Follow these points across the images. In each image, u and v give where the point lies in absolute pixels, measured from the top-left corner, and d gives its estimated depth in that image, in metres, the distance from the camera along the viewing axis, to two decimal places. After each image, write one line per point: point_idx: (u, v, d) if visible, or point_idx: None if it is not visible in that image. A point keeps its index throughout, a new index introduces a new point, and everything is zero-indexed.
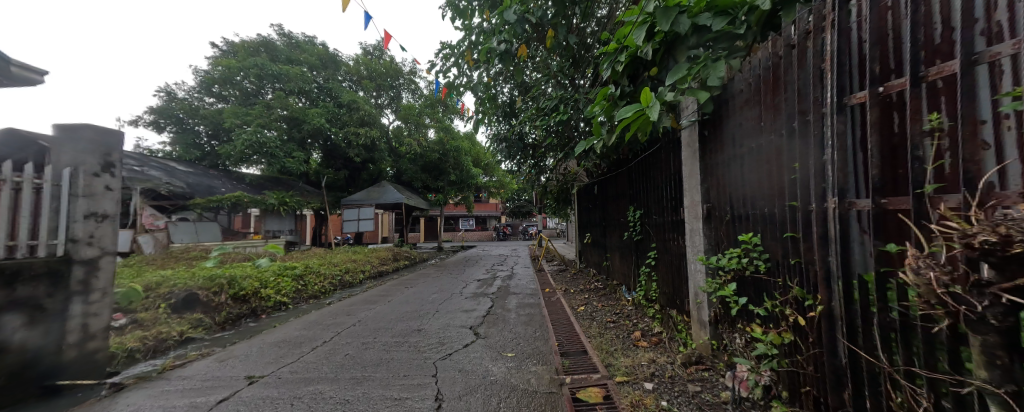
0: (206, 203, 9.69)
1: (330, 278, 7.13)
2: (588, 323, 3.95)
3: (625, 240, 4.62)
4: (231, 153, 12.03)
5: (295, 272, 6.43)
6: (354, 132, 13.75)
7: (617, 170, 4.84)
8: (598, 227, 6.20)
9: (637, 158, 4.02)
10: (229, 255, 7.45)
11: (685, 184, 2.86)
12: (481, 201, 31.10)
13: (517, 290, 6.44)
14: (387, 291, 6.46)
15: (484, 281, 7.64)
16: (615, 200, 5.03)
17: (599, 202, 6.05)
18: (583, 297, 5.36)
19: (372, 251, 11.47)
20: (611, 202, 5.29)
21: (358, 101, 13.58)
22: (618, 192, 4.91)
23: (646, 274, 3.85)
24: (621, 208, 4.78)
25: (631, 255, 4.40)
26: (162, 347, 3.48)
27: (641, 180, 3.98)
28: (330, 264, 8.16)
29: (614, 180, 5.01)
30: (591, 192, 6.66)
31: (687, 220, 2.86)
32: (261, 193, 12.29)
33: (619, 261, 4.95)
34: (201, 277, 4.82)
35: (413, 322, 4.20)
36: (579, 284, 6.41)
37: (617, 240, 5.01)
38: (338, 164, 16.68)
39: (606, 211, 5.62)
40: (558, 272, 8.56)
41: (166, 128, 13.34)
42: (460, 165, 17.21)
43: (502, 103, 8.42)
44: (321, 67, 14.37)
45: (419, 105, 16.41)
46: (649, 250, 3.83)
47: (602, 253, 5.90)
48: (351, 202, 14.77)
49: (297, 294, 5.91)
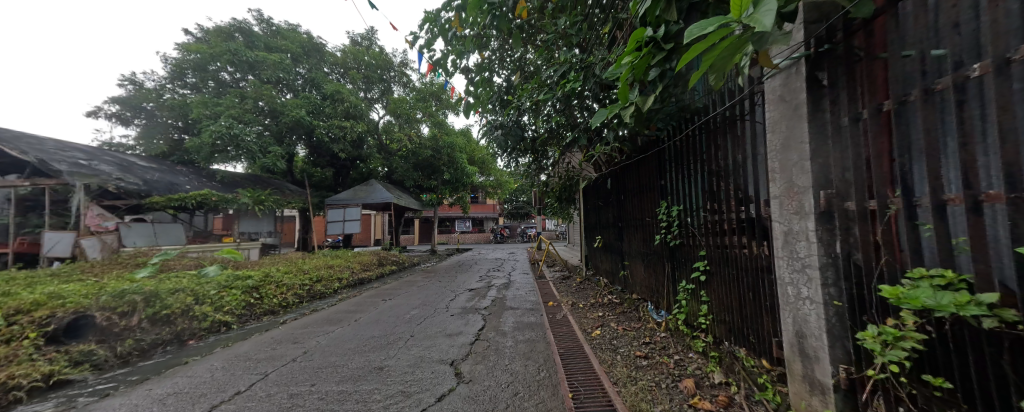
0: (166, 203, 8.68)
1: (295, 289, 6.07)
2: (611, 359, 2.94)
3: (652, 245, 3.65)
4: (200, 147, 10.92)
5: (248, 283, 5.38)
6: (339, 126, 12.69)
7: (645, 157, 3.89)
8: (612, 229, 5.24)
9: (682, 136, 3.06)
10: (177, 263, 6.36)
11: (772, 163, 1.86)
12: (478, 202, 30.01)
13: (514, 304, 5.41)
14: (361, 305, 5.42)
15: (477, 292, 6.63)
16: (640, 194, 4.07)
17: (614, 198, 5.12)
18: (596, 316, 4.35)
19: (355, 255, 10.42)
20: (632, 197, 4.30)
21: (343, 92, 12.53)
22: (644, 184, 3.95)
23: (689, 293, 2.86)
24: (648, 204, 3.81)
25: (661, 264, 3.43)
26: (6, 400, 2.44)
27: (686, 166, 3.01)
28: (299, 272, 7.09)
29: (639, 170, 4.06)
30: (603, 187, 5.70)
31: (775, 220, 1.85)
32: (234, 191, 11.23)
33: (643, 271, 3.98)
34: (107, 293, 3.75)
35: (375, 354, 3.16)
36: (588, 296, 5.43)
37: (640, 244, 4.05)
38: (324, 162, 15.59)
39: (623, 209, 4.67)
40: (562, 280, 7.55)
41: (132, 121, 12.22)
42: (454, 163, 16.17)
43: (498, 88, 7.39)
44: (304, 56, 13.28)
45: (411, 99, 15.38)
46: (693, 260, 2.84)
47: (618, 258, 4.95)
48: (336, 202, 13.68)
49: (246, 310, 4.87)
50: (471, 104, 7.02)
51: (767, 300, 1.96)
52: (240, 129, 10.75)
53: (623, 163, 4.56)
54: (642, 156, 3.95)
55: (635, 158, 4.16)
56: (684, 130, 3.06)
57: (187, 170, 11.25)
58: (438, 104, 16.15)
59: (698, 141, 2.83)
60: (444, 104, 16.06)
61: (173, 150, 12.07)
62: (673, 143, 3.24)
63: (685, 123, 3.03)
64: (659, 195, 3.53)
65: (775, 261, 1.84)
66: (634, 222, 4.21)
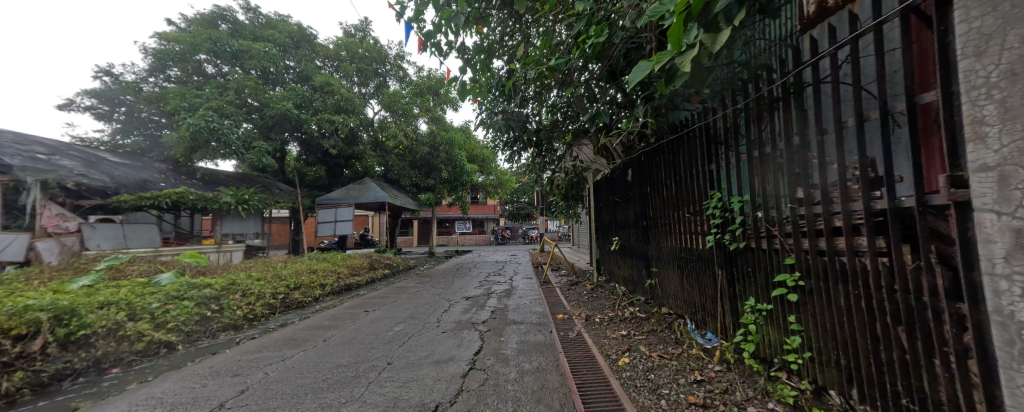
0: (136, 202, 8.13)
1: (265, 298, 5.30)
2: (652, 405, 2.13)
3: (695, 249, 2.86)
4: (178, 142, 10.13)
5: (206, 292, 4.59)
6: (329, 120, 11.90)
7: (683, 137, 3.09)
8: (634, 229, 4.45)
9: (745, 103, 2.27)
10: (132, 269, 5.59)
11: (978, 109, 1.05)
12: (478, 203, 29.19)
13: (517, 317, 4.61)
14: (338, 317, 4.63)
15: (475, 300, 5.85)
16: (674, 185, 3.28)
17: (637, 193, 4.32)
18: (619, 335, 3.54)
19: (344, 258, 9.65)
20: (664, 189, 3.51)
21: (334, 84, 11.74)
22: (680, 171, 3.15)
23: (764, 317, 2.06)
24: (688, 198, 3.02)
25: (710, 274, 2.65)
26: None
27: (753, 142, 2.21)
28: (274, 278, 6.30)
29: (675, 155, 3.25)
30: (623, 180, 4.90)
31: (983, 209, 1.04)
32: (215, 190, 10.49)
33: (679, 280, 3.19)
34: (4, 310, 2.98)
35: (334, 393, 2.39)
36: (605, 308, 4.64)
37: (675, 248, 3.26)
38: (315, 160, 14.81)
39: (649, 205, 3.88)
40: (570, 287, 6.77)
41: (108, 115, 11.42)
42: (452, 161, 15.40)
43: (497, 76, 6.66)
44: (292, 46, 12.50)
45: (407, 93, 14.65)
46: (770, 271, 2.03)
47: (642, 264, 4.16)
48: (327, 201, 12.86)
49: (199, 326, 4.08)
50: (467, 93, 6.24)
51: (953, 343, 1.16)
52: (221, 123, 9.97)
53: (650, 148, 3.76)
54: (679, 136, 3.16)
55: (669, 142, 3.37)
56: (747, 95, 2.27)
57: (165, 167, 10.47)
58: (436, 99, 15.43)
59: (777, 107, 2.03)
60: (442, 99, 15.36)
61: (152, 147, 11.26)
62: (729, 114, 2.44)
63: (751, 86, 2.24)
64: (708, 183, 2.72)
65: (985, 281, 1.05)
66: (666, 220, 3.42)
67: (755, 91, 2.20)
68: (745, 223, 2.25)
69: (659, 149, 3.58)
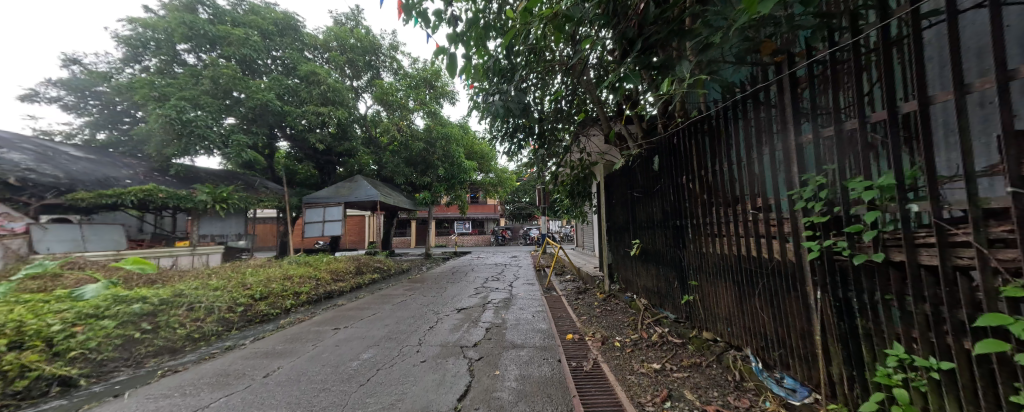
0: (94, 199, 7.35)
1: (218, 313, 4.46)
2: None
3: (766, 258, 2.05)
4: (149, 135, 9.31)
5: (137, 308, 3.77)
6: (315, 112, 11.05)
7: (738, 108, 2.27)
8: (661, 231, 3.64)
9: (874, 34, 1.40)
10: (65, 278, 4.78)
11: None
12: (478, 203, 28.35)
13: (517, 338, 3.78)
14: (299, 337, 3.81)
15: (468, 312, 5.03)
16: (724, 172, 2.47)
17: (665, 186, 3.51)
18: (650, 368, 2.71)
19: (329, 262, 8.85)
20: (710, 179, 2.68)
21: (320, 73, 10.89)
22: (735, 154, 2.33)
23: (931, 383, 1.21)
24: (749, 189, 2.20)
25: (796, 297, 1.82)
26: None
27: (891, 94, 1.36)
28: (237, 286, 5.48)
29: (725, 133, 2.43)
30: (644, 171, 4.08)
31: None
32: (190, 188, 9.69)
33: (734, 299, 2.38)
34: None
35: None
36: (624, 327, 3.84)
37: (728, 257, 2.45)
38: (304, 156, 14.03)
39: (686, 200, 3.07)
40: (578, 296, 5.97)
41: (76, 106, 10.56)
42: (449, 157, 14.56)
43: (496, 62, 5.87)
44: (277, 34, 11.66)
45: (400, 86, 13.81)
46: (946, 305, 1.18)
47: (672, 274, 3.36)
48: (315, 200, 12.06)
49: (117, 353, 3.27)
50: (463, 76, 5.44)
51: None
52: (195, 113, 9.13)
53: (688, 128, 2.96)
54: (733, 107, 2.33)
55: (714, 118, 2.56)
56: (879, 18, 1.39)
57: (136, 163, 9.65)
58: (432, 92, 14.65)
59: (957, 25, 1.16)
60: (438, 92, 14.58)
61: (123, 142, 10.41)
62: (827, 61, 1.61)
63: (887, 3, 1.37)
64: (790, 167, 1.87)
65: None
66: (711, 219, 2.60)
67: (898, 8, 1.33)
68: (885, 221, 1.38)
69: (700, 128, 2.77)
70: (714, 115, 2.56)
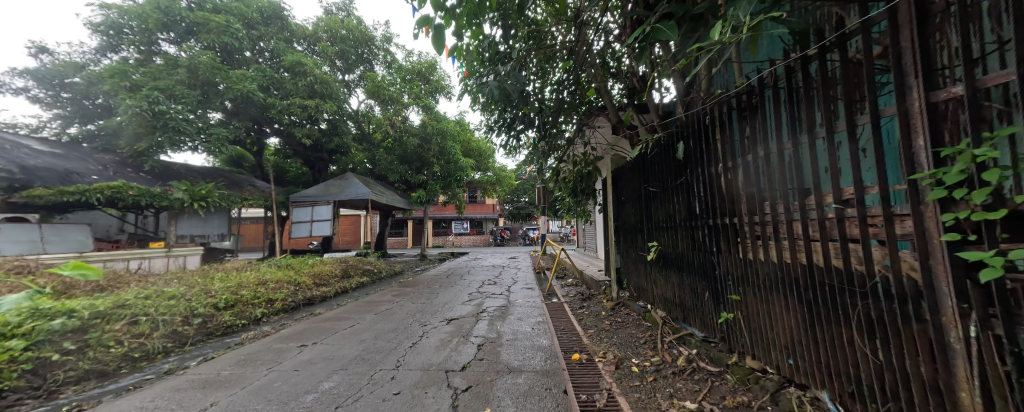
0: (52, 196, 6.74)
1: (166, 327, 3.84)
2: None
3: (856, 272, 1.48)
4: (120, 130, 8.67)
5: (57, 325, 3.14)
6: (301, 105, 10.42)
7: (804, 69, 1.70)
8: (684, 232, 3.08)
9: None
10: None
11: None
12: (476, 202, 27.76)
13: (513, 360, 3.18)
14: (252, 358, 3.19)
15: (459, 324, 4.45)
16: (778, 156, 1.91)
17: (691, 179, 2.94)
18: (680, 406, 2.14)
19: (314, 264, 8.27)
20: (759, 167, 2.09)
21: (306, 64, 10.26)
22: (796, 132, 1.76)
23: None
24: (817, 178, 1.64)
25: (924, 333, 1.24)
26: None
27: None
28: (200, 293, 4.88)
29: (785, 106, 1.86)
30: (663, 162, 3.51)
31: None
32: (166, 185, 9.08)
33: (797, 323, 1.81)
34: None
35: None
36: (640, 345, 3.26)
37: (787, 266, 1.88)
38: (293, 153, 13.43)
39: (719, 195, 2.50)
40: (582, 304, 5.42)
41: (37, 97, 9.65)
42: (445, 154, 13.96)
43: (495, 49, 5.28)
44: (262, 23, 11.02)
45: (393, 79, 13.20)
46: None
47: (701, 285, 2.79)
48: (303, 198, 11.44)
49: (18, 384, 2.65)
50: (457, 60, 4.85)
51: None
52: (170, 104, 8.52)
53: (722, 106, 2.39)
54: (798, 70, 1.75)
55: (764, 88, 1.99)
56: None
57: (108, 159, 9.02)
58: (427, 86, 14.06)
59: None
60: (434, 86, 13.97)
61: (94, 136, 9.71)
62: None
63: None
64: (908, 143, 1.28)
65: None
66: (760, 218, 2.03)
67: None
68: None
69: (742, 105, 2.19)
70: (764, 86, 1.99)
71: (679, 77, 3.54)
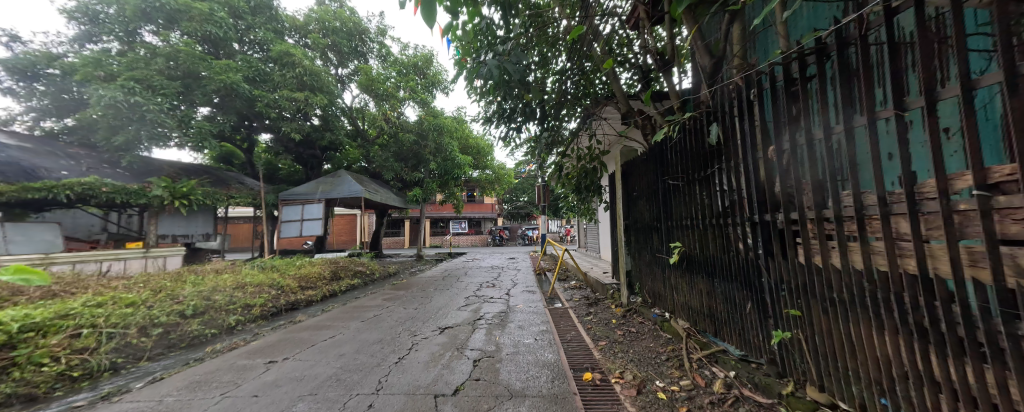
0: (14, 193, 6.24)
1: (114, 341, 3.34)
2: None
3: (1015, 287, 1.02)
4: (93, 123, 8.13)
5: None
6: (289, 98, 9.94)
7: (917, 8, 1.24)
8: (716, 231, 2.63)
9: None
10: None
11: None
12: (475, 201, 27.29)
13: (514, 381, 2.70)
14: (205, 381, 2.70)
15: (452, 334, 3.97)
16: (863, 132, 1.45)
17: (722, 169, 2.50)
18: None
19: (301, 266, 7.78)
20: (828, 147, 1.63)
21: (295, 54, 9.76)
22: (895, 96, 1.30)
23: None
24: (938, 157, 1.18)
25: None
26: None
27: None
28: (165, 299, 4.39)
29: (875, 63, 1.40)
30: (686, 151, 3.06)
31: None
32: (145, 182, 8.58)
33: (897, 354, 1.36)
34: None
35: None
36: (664, 362, 2.81)
37: (877, 276, 1.43)
38: (284, 149, 12.91)
39: (765, 186, 2.06)
40: (588, 309, 4.98)
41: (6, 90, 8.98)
42: (442, 151, 13.46)
43: (493, 31, 4.77)
44: (249, 13, 10.53)
45: (388, 73, 12.72)
46: None
47: (740, 294, 2.33)
48: (293, 196, 10.92)
49: None
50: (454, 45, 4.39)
51: None
52: (148, 95, 8.05)
53: (768, 77, 1.94)
54: (901, 11, 1.30)
55: (844, 46, 1.52)
56: None
57: (82, 155, 8.51)
58: (423, 80, 13.59)
59: None
60: (430, 80, 13.49)
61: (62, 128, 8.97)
62: None
63: None
64: None
65: None
66: (834, 215, 1.57)
67: None
68: None
69: (799, 72, 1.73)
70: (845, 44, 1.52)
71: (703, 54, 3.09)
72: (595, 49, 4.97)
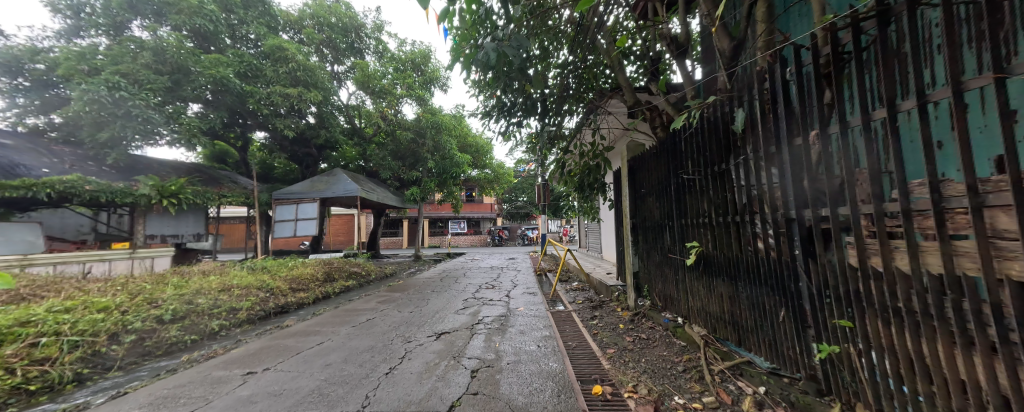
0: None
1: (79, 350, 3.06)
2: None
3: None
4: (77, 119, 7.83)
5: None
6: (282, 94, 9.66)
7: None
8: (740, 230, 2.38)
9: None
10: None
11: None
12: (474, 201, 27.03)
13: (517, 396, 2.43)
14: (173, 396, 2.42)
15: (449, 340, 3.71)
16: (944, 109, 1.20)
17: (748, 161, 2.25)
18: None
19: (292, 267, 7.51)
20: (893, 128, 1.37)
21: (289, 49, 9.48)
22: (996, 60, 1.05)
23: None
24: None
25: None
26: None
27: None
28: (142, 303, 4.10)
29: (963, 23, 1.15)
30: (703, 143, 2.82)
31: None
32: (132, 180, 8.31)
33: (991, 379, 1.11)
34: None
35: None
36: (681, 374, 2.55)
37: (962, 282, 1.18)
38: (278, 148, 12.62)
39: (804, 178, 1.81)
40: (592, 312, 4.74)
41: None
42: (441, 150, 13.17)
43: (493, 22, 4.46)
44: (242, 7, 10.23)
45: (384, 69, 12.44)
46: None
47: (771, 300, 2.09)
48: (287, 195, 10.59)
49: None
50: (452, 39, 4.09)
51: None
52: (134, 90, 7.77)
53: (811, 53, 1.69)
54: None
55: (916, 7, 1.26)
56: None
57: (67, 152, 8.20)
58: (421, 77, 13.31)
59: None
60: (428, 77, 13.21)
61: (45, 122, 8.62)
62: None
63: None
64: None
65: None
66: (901, 210, 1.31)
67: None
68: None
69: (853, 42, 1.49)
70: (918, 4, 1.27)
71: (721, 37, 2.83)
72: (601, 41, 4.68)
